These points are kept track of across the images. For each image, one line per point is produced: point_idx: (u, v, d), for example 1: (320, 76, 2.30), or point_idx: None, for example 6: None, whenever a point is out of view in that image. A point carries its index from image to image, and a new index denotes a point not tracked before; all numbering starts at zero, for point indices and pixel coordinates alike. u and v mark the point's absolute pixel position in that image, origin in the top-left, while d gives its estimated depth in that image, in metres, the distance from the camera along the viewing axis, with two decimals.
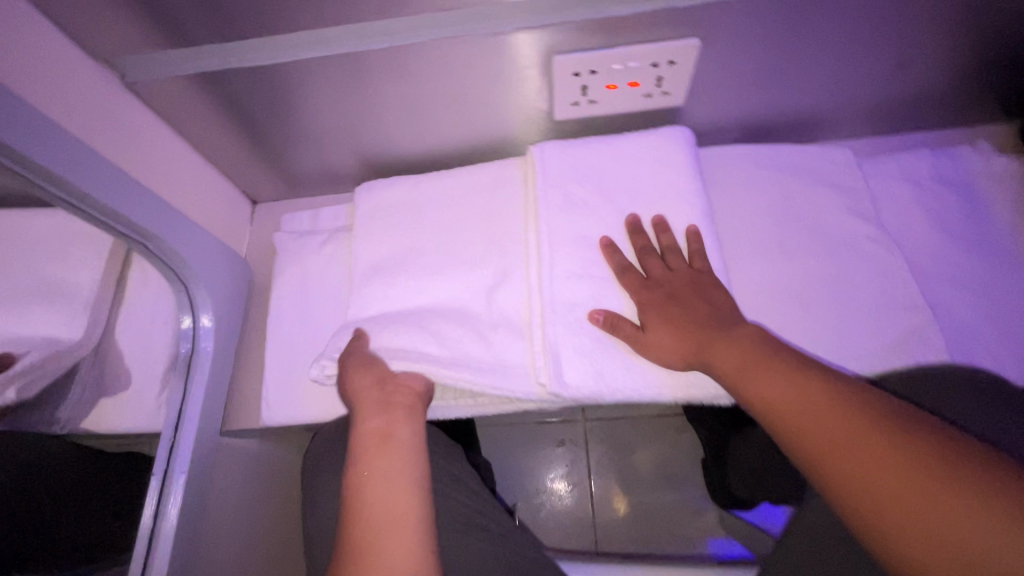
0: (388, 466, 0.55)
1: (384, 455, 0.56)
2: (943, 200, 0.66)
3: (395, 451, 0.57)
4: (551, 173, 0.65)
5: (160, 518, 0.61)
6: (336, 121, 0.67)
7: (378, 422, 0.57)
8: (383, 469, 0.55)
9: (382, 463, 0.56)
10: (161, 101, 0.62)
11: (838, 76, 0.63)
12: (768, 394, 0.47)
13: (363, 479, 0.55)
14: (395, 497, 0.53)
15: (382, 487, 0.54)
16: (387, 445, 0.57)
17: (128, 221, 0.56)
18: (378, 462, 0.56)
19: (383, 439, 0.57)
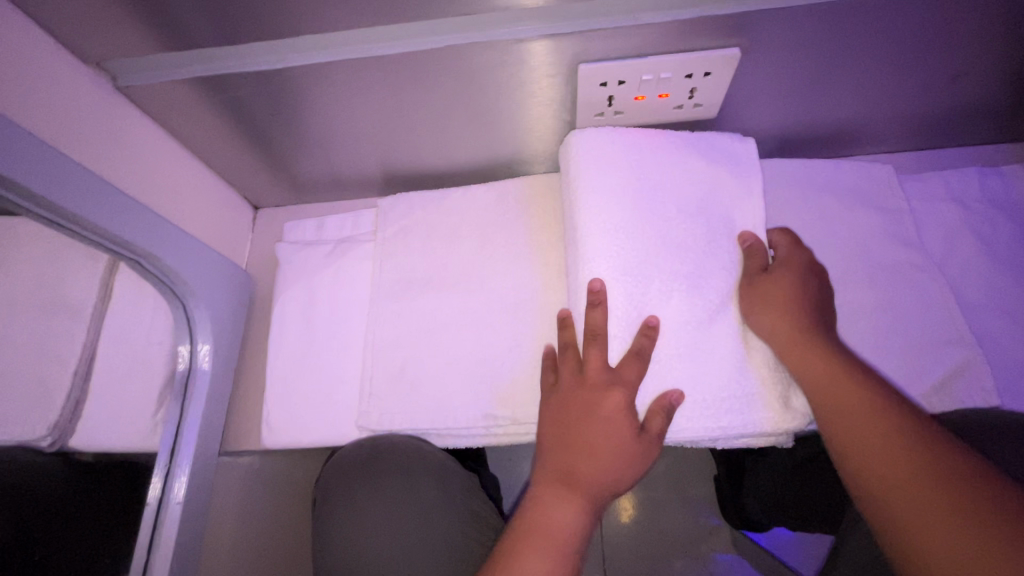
0: (565, 507, 0.47)
1: (571, 496, 0.47)
2: (991, 223, 0.62)
3: (583, 498, 0.47)
4: (601, 159, 0.54)
5: (154, 548, 0.58)
6: (343, 128, 0.63)
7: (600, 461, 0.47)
8: (562, 513, 0.47)
9: (547, 515, 0.47)
10: (155, 105, 0.58)
11: (883, 89, 0.59)
12: (838, 420, 0.45)
13: (530, 521, 0.47)
14: (552, 542, 0.45)
15: (555, 527, 0.46)
16: (584, 492, 0.47)
17: (122, 237, 0.52)
18: (556, 503, 0.47)
19: (586, 483, 0.47)
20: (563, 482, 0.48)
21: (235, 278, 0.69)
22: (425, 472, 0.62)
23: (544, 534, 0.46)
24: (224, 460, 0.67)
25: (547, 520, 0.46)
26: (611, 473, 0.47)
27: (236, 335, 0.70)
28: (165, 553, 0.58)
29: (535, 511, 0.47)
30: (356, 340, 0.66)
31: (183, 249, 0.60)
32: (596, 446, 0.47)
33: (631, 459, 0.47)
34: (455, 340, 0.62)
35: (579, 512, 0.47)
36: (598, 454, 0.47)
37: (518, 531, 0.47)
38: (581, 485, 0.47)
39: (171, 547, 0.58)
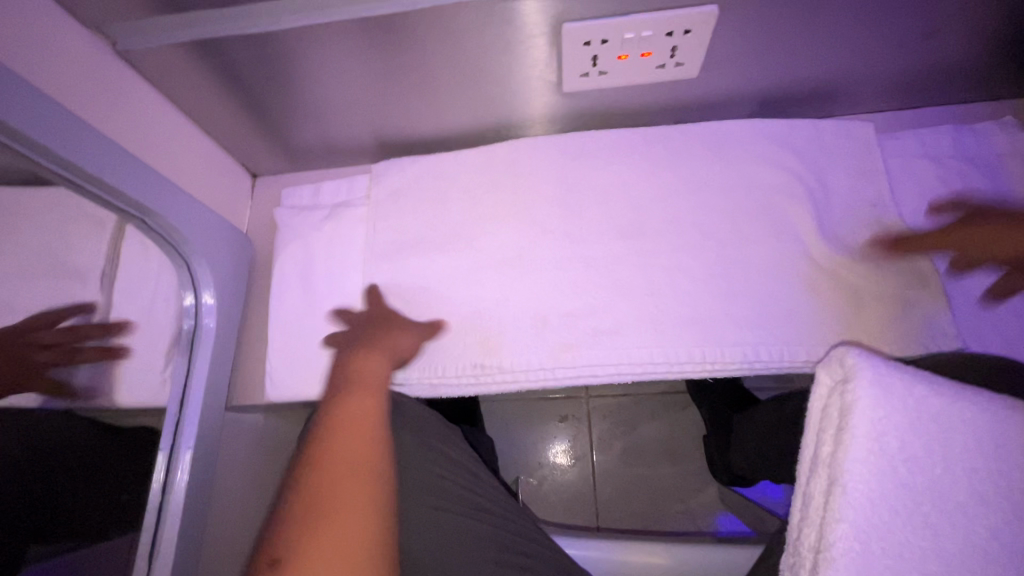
0: (345, 443, 0.57)
1: (316, 445, 0.58)
2: (965, 178, 0.64)
3: (354, 433, 0.58)
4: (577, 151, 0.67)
5: (169, 490, 0.63)
6: (335, 93, 0.65)
7: (355, 408, 0.60)
8: (345, 452, 0.57)
9: (349, 399, 0.61)
10: (155, 71, 0.60)
11: (859, 47, 0.60)
12: None
13: (313, 460, 0.58)
14: (350, 428, 0.58)
15: (342, 460, 0.56)
16: (348, 425, 0.59)
17: (125, 195, 0.55)
18: (340, 443, 0.57)
19: (342, 424, 0.59)
20: (347, 429, 0.58)
21: (236, 242, 0.72)
22: (402, 425, 0.67)
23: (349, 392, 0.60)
24: (229, 416, 0.71)
25: (331, 456, 0.57)
26: (353, 412, 0.59)
27: (238, 298, 0.73)
28: (178, 495, 0.63)
29: (320, 455, 0.57)
30: (356, 298, 0.69)
31: (186, 210, 0.63)
32: (383, 347, 0.63)
33: (387, 369, 0.63)
34: (447, 296, 0.65)
35: (358, 439, 0.58)
36: (355, 412, 0.59)
37: (332, 428, 0.59)
38: (377, 387, 0.62)
39: (183, 490, 0.63)
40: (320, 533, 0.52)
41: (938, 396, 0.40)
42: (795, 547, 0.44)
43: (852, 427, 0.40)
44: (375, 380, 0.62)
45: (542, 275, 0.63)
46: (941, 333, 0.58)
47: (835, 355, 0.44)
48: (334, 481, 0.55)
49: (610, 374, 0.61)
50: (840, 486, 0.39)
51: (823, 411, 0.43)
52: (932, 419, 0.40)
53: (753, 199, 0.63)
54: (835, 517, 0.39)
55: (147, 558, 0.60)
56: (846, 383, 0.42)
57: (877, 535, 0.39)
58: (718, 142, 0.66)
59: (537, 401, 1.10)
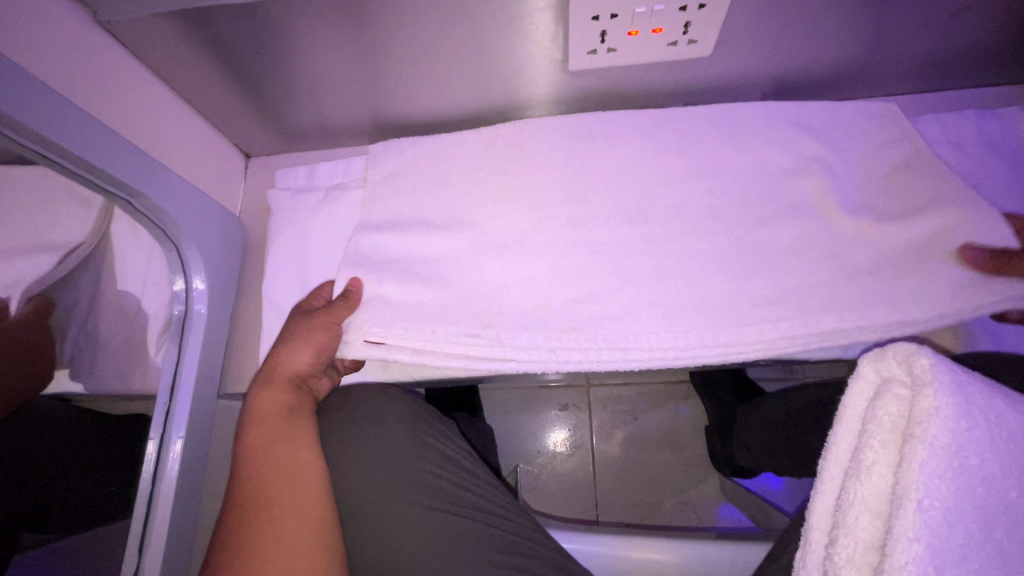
0: (261, 430, 0.57)
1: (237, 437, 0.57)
2: (988, 166, 0.61)
3: (275, 415, 0.58)
4: (582, 131, 0.64)
5: (158, 481, 0.61)
6: (332, 68, 0.62)
7: (268, 412, 0.58)
8: (261, 442, 0.56)
9: (258, 424, 0.57)
10: (140, 43, 0.57)
11: (883, 24, 0.57)
12: None
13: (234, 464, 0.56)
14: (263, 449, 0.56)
15: (264, 446, 0.56)
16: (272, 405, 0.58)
17: (108, 174, 0.52)
18: (257, 435, 0.57)
19: (261, 411, 0.58)
20: (262, 419, 0.58)
21: (228, 224, 0.70)
22: (395, 422, 0.66)
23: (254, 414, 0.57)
24: (223, 404, 0.68)
25: (251, 448, 0.56)
26: (271, 416, 0.58)
27: (231, 283, 0.71)
28: (168, 484, 0.61)
29: (241, 455, 0.56)
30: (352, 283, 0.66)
31: (175, 191, 0.60)
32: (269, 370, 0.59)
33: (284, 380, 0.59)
34: (446, 282, 0.63)
35: (275, 426, 0.57)
36: (265, 416, 0.58)
37: (249, 451, 0.56)
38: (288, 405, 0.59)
39: (175, 480, 0.61)
40: (259, 537, 0.52)
41: (1018, 411, 0.36)
42: (828, 564, 0.40)
43: (932, 440, 0.35)
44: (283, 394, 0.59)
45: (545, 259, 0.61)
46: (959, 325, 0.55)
47: (900, 352, 0.38)
48: (260, 474, 0.55)
49: (615, 363, 0.59)
50: (912, 503, 0.35)
51: (876, 416, 0.39)
52: (1009, 437, 0.36)
53: (766, 185, 0.61)
54: (905, 539, 0.35)
55: (137, 551, 0.58)
56: (911, 392, 0.37)
57: (949, 560, 0.35)
58: (729, 125, 0.63)
59: (537, 389, 1.08)
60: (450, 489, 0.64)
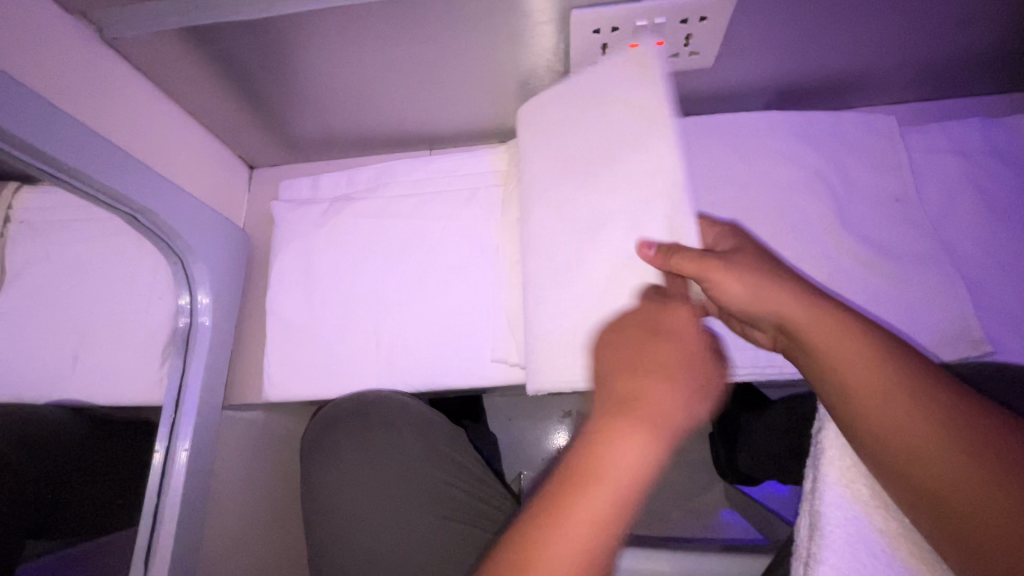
0: (627, 446, 0.40)
1: (610, 443, 0.40)
2: (993, 175, 0.60)
3: (650, 431, 0.41)
4: None
5: (163, 493, 0.60)
6: (335, 81, 0.62)
7: (624, 417, 0.41)
8: (621, 463, 0.40)
9: (614, 444, 0.40)
10: (144, 58, 0.57)
11: (885, 34, 0.57)
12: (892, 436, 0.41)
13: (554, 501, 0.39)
14: (603, 484, 0.39)
15: (624, 468, 0.39)
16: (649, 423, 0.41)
17: (112, 191, 0.52)
18: (622, 441, 0.40)
19: (638, 414, 0.41)
20: (625, 415, 0.42)
21: (232, 236, 0.70)
22: (407, 429, 0.64)
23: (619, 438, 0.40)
24: (228, 414, 0.69)
25: (605, 464, 0.40)
26: (633, 458, 0.40)
27: (236, 294, 0.72)
28: (173, 497, 0.60)
29: (566, 494, 0.39)
30: (354, 296, 0.66)
31: (179, 205, 0.60)
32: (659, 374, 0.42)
33: (673, 394, 0.43)
34: (450, 293, 0.65)
35: (648, 446, 0.40)
36: (626, 445, 0.40)
37: (567, 492, 0.39)
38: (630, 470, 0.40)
39: (181, 493, 0.60)
40: None
41: None
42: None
43: (824, 477, 0.46)
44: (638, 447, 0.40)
45: (541, 271, 0.59)
46: (964, 338, 0.54)
47: None
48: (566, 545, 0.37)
49: None
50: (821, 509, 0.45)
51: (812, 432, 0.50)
52: None
53: (770, 196, 0.60)
54: (817, 553, 0.44)
55: (142, 565, 0.58)
56: (818, 444, 0.48)
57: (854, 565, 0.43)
58: (731, 137, 0.63)
59: (541, 396, 1.08)
60: (451, 496, 0.63)
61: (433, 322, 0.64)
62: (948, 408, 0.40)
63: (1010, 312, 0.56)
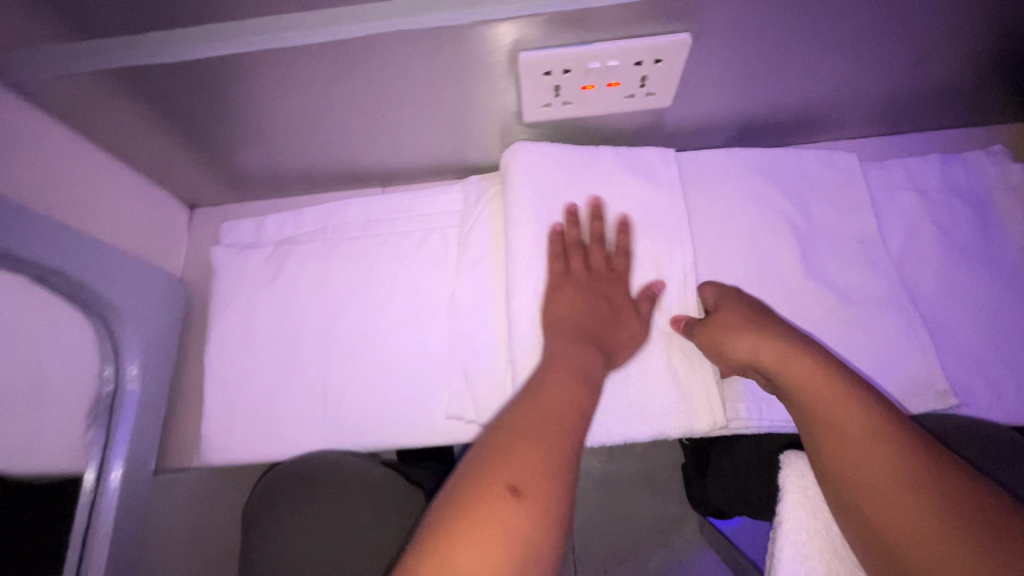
0: (584, 355, 0.48)
1: (582, 344, 0.49)
2: (953, 214, 0.60)
3: (586, 342, 0.50)
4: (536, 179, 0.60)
5: (86, 558, 0.55)
6: (272, 122, 0.58)
7: (569, 348, 0.49)
8: (564, 391, 0.45)
9: (577, 355, 0.48)
10: (56, 101, 0.52)
11: (841, 73, 0.56)
12: (883, 500, 0.40)
13: (545, 370, 0.47)
14: (566, 374, 0.46)
15: (578, 368, 0.47)
16: (583, 334, 0.50)
17: (20, 255, 0.48)
18: (574, 349, 0.49)
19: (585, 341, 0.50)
20: (580, 343, 0.49)
21: (166, 285, 0.65)
22: (357, 496, 0.59)
23: (567, 360, 0.47)
24: (162, 479, 0.64)
25: (558, 363, 0.47)
26: (586, 356, 0.48)
27: (170, 348, 0.66)
28: (99, 559, 0.56)
29: (540, 383, 0.45)
30: (301, 347, 0.62)
31: (101, 258, 0.55)
32: (614, 313, 0.53)
33: (627, 332, 0.52)
34: (401, 343, 0.61)
35: (592, 357, 0.49)
36: (577, 353, 0.48)
37: (539, 380, 0.46)
38: (580, 366, 0.47)
39: (107, 554, 0.56)
40: (498, 491, 0.37)
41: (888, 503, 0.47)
42: None
43: (779, 550, 0.47)
44: (588, 353, 0.49)
45: (570, 239, 0.56)
46: (930, 388, 0.52)
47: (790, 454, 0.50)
48: (546, 416, 0.42)
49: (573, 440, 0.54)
50: None
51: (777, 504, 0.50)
52: None
53: (733, 238, 0.58)
54: None
55: None
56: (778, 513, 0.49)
57: None
58: (690, 177, 0.61)
59: None
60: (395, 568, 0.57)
61: (382, 376, 0.60)
62: (939, 483, 0.39)
63: (974, 357, 0.55)
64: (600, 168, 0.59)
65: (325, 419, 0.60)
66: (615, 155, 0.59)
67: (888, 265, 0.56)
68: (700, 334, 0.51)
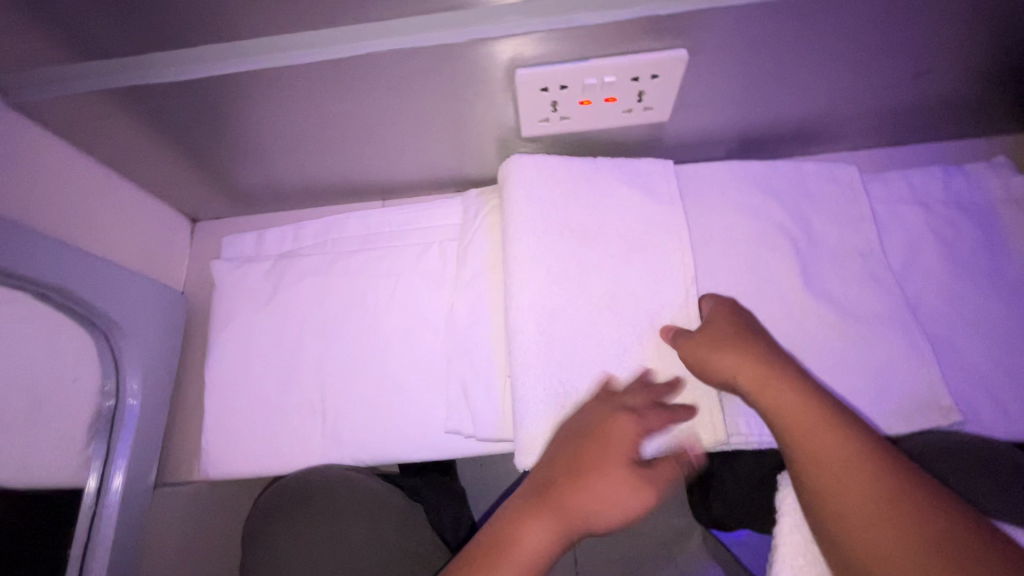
0: (539, 528, 0.44)
1: (548, 520, 0.45)
2: (956, 227, 0.59)
3: (557, 521, 0.45)
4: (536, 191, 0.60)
5: (83, 572, 0.56)
6: (272, 137, 0.59)
7: (524, 523, 0.45)
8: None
9: (531, 527, 0.44)
10: (59, 119, 0.53)
11: (840, 86, 0.56)
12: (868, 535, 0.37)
13: (493, 544, 0.44)
14: (513, 565, 0.43)
15: (529, 548, 0.44)
16: (554, 511, 0.45)
17: (21, 273, 0.48)
18: (531, 524, 0.45)
19: (562, 506, 0.45)
20: (540, 513, 0.45)
21: (167, 299, 0.66)
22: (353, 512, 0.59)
23: (516, 545, 0.43)
24: (162, 491, 0.65)
25: (511, 540, 0.44)
26: (540, 542, 0.44)
27: (172, 361, 0.67)
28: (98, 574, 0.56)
29: (480, 562, 0.43)
30: (300, 361, 0.62)
31: (103, 273, 0.56)
32: (624, 478, 0.46)
33: (619, 500, 0.46)
34: (400, 357, 0.61)
35: (554, 532, 0.44)
36: (531, 533, 0.44)
37: (479, 563, 0.43)
38: (531, 559, 0.43)
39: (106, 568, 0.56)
40: None
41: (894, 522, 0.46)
42: None
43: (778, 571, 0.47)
44: (545, 529, 0.44)
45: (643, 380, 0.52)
46: (933, 404, 0.52)
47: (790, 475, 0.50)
48: None
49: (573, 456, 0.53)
50: None
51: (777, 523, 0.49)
52: None
53: (732, 252, 0.58)
54: None
55: None
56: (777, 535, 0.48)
57: None
58: (689, 190, 0.61)
59: None
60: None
61: (381, 391, 0.60)
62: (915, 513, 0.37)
63: (978, 373, 0.55)
64: (600, 182, 0.58)
65: (324, 433, 0.60)
66: (614, 169, 0.59)
67: (890, 279, 0.56)
68: (687, 350, 0.50)
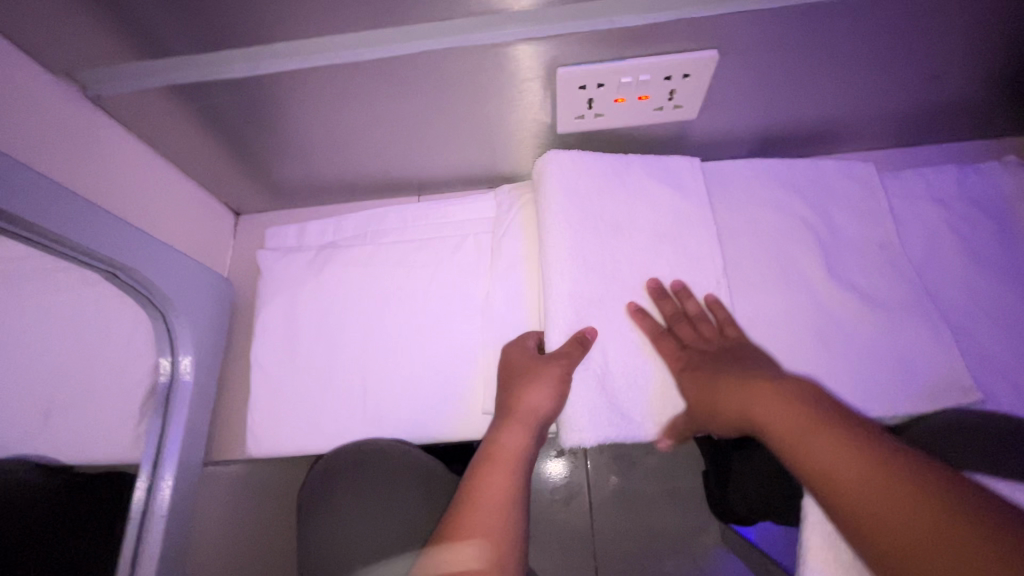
0: (512, 433, 0.51)
1: (514, 426, 0.52)
2: (971, 220, 0.62)
3: (526, 424, 0.52)
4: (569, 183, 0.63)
5: (142, 540, 0.59)
6: (320, 134, 0.62)
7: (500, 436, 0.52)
8: (493, 483, 0.48)
9: (507, 430, 0.52)
10: (127, 113, 0.57)
11: (859, 87, 0.59)
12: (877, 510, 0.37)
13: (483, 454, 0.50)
14: (503, 462, 0.49)
15: (507, 448, 0.50)
16: (520, 418, 0.52)
17: (95, 255, 0.51)
18: (506, 432, 0.52)
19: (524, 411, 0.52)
20: (512, 419, 0.52)
21: (215, 286, 0.69)
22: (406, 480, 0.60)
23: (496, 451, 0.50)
24: (209, 469, 0.68)
25: (499, 445, 0.51)
26: (516, 440, 0.51)
27: (218, 346, 0.70)
28: (154, 544, 0.60)
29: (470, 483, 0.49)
30: (342, 345, 0.65)
31: (161, 259, 0.59)
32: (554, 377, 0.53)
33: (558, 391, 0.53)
34: (438, 342, 0.64)
35: (526, 431, 0.52)
36: (509, 438, 0.51)
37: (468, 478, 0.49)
38: (517, 456, 0.50)
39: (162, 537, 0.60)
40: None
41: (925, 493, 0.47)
42: None
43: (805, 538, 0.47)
44: (518, 435, 0.51)
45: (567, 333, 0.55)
46: (952, 387, 0.54)
47: None
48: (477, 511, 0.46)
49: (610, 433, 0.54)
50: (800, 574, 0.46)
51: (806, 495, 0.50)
52: None
53: (757, 242, 0.61)
54: None
55: None
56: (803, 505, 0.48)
57: None
58: (714, 185, 0.64)
59: None
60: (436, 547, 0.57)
61: (420, 374, 0.63)
62: (913, 487, 0.36)
63: (994, 359, 0.57)
64: (630, 177, 0.62)
65: (366, 414, 0.62)
66: (643, 165, 0.63)
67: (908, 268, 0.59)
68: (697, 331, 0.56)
